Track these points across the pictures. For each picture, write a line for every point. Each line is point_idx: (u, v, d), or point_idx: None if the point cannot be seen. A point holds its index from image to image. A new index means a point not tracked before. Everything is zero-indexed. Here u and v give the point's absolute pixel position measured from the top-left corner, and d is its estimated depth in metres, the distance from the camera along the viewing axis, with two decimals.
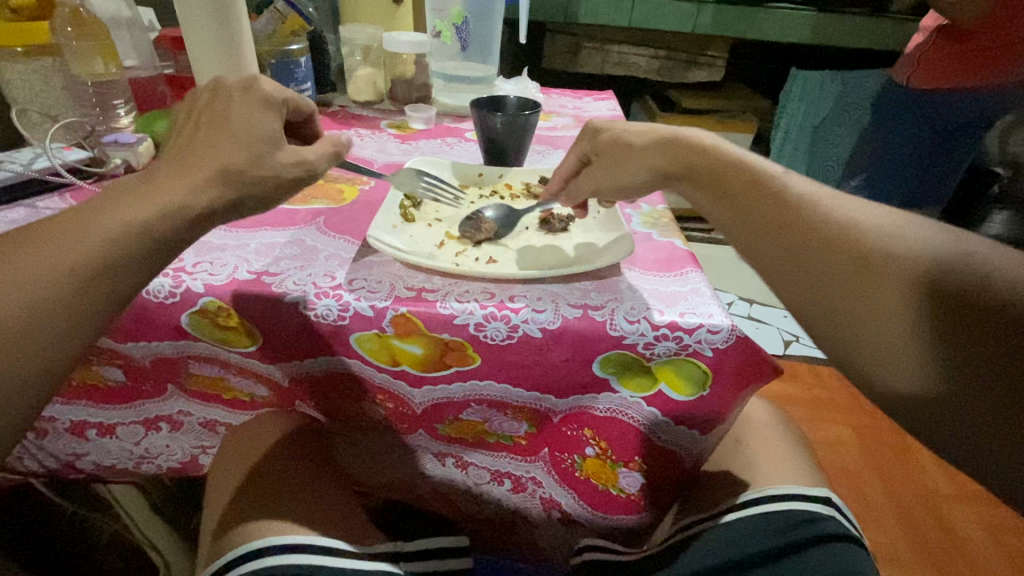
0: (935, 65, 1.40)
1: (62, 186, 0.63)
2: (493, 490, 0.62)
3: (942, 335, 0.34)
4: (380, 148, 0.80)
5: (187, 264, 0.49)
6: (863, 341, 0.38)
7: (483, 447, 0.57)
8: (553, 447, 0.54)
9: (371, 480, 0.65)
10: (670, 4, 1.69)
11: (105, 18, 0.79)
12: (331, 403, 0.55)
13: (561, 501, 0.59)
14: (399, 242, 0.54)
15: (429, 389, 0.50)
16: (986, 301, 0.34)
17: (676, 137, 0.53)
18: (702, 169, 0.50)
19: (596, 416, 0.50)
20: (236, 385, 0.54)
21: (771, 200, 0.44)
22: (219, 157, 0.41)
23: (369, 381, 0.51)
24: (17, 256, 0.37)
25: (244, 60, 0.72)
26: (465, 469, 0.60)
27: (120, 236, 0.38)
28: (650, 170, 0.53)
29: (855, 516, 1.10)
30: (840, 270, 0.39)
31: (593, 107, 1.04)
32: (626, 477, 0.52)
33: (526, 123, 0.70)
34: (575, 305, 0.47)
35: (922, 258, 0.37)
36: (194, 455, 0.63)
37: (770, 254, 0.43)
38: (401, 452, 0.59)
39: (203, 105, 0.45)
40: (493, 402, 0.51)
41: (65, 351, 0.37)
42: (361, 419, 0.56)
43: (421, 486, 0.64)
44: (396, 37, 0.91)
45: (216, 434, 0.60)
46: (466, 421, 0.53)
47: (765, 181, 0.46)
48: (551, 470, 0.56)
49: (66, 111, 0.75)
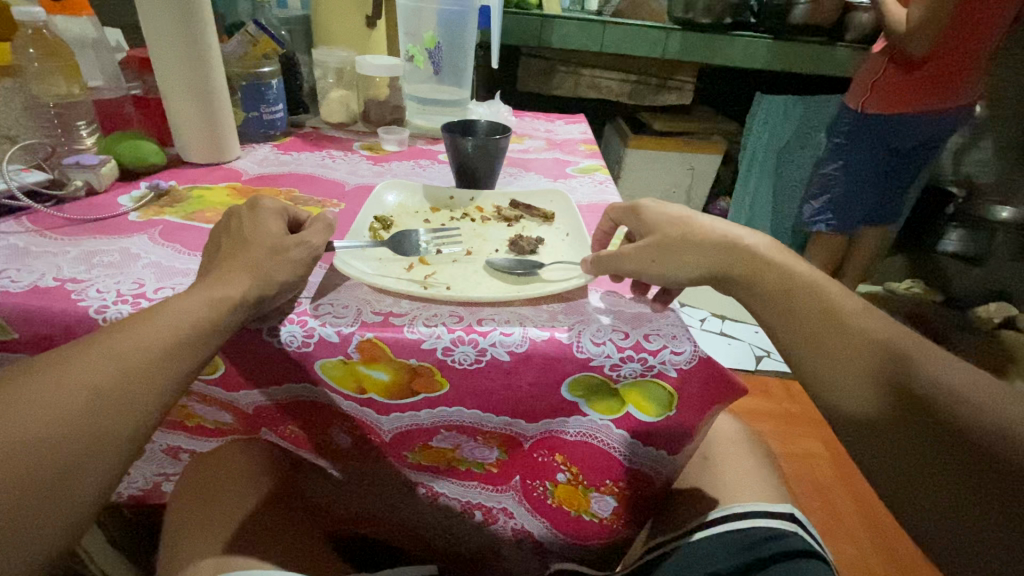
0: (886, 93, 1.47)
1: (19, 210, 0.61)
2: (465, 519, 0.61)
3: (928, 451, 0.35)
4: (352, 169, 0.80)
5: (148, 289, 0.49)
6: (878, 456, 0.38)
7: (454, 474, 0.56)
8: (524, 474, 0.54)
9: (339, 510, 0.63)
10: (639, 30, 1.74)
11: (70, 38, 0.77)
12: (299, 432, 0.54)
13: (534, 527, 0.58)
14: (366, 265, 0.54)
15: (398, 415, 0.49)
16: (974, 439, 0.34)
17: (729, 239, 0.47)
18: (799, 298, 0.44)
19: (567, 441, 0.50)
20: (198, 413, 0.53)
21: (819, 312, 0.43)
22: (243, 261, 0.45)
23: (337, 408, 0.50)
24: (115, 339, 0.37)
25: (211, 69, 0.71)
26: (436, 497, 0.59)
27: (187, 321, 0.40)
28: (703, 270, 0.47)
29: (826, 528, 1.12)
30: (844, 356, 0.40)
31: (565, 129, 1.06)
32: (600, 500, 0.53)
33: (497, 147, 0.70)
34: (544, 327, 0.47)
35: (906, 367, 0.38)
36: (157, 482, 0.63)
37: (821, 370, 0.41)
38: (369, 481, 0.59)
39: (213, 234, 0.50)
40: (463, 428, 0.50)
41: (142, 428, 0.36)
42: (329, 449, 0.56)
43: (391, 516, 0.62)
44: (369, 59, 0.92)
45: (178, 461, 0.60)
46: (436, 450, 0.53)
47: (833, 310, 0.42)
48: (522, 500, 0.56)
49: (26, 132, 0.73)
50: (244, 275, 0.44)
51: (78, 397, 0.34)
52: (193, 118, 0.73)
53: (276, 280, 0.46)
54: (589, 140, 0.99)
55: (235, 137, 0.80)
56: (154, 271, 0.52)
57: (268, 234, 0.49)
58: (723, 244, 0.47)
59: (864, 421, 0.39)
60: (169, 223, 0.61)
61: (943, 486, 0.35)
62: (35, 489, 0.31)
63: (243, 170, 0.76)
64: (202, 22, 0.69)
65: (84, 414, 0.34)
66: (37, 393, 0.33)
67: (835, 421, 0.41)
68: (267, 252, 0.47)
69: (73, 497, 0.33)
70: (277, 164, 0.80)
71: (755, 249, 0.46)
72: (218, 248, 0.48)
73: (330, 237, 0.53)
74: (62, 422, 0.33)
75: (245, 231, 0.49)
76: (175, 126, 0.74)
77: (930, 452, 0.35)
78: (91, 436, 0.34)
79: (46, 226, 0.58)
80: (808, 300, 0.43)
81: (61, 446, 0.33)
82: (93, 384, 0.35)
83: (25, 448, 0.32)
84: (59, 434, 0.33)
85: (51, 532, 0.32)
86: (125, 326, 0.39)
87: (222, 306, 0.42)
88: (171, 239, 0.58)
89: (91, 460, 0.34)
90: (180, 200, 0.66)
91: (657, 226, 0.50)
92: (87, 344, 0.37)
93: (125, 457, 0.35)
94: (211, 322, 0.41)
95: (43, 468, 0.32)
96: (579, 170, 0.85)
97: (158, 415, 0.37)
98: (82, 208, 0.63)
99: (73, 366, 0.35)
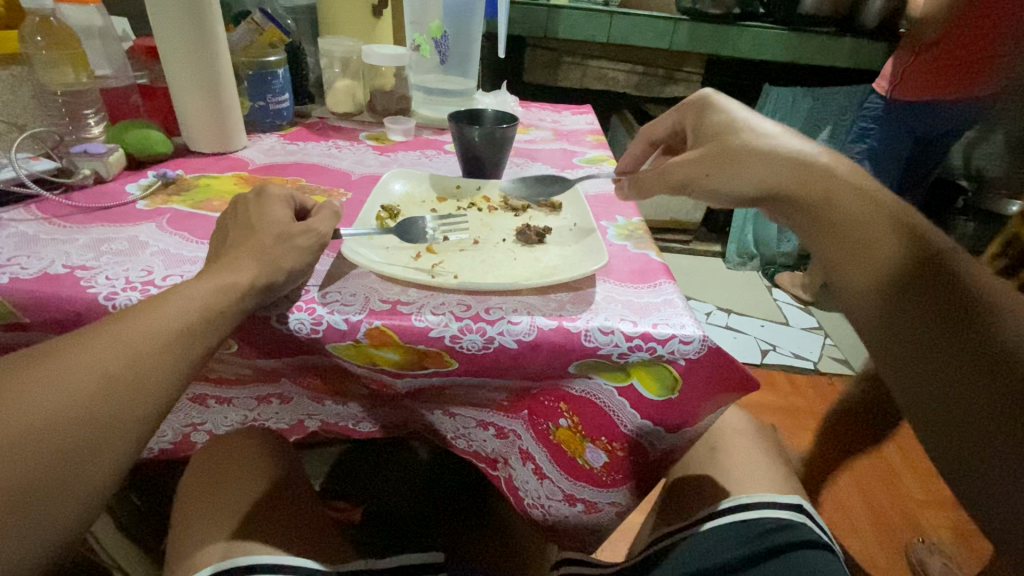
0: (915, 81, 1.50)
1: (28, 198, 0.61)
2: (478, 437, 0.60)
3: (957, 366, 0.34)
4: (359, 159, 0.80)
5: (157, 277, 0.49)
6: (904, 369, 0.37)
7: (468, 404, 0.55)
8: (533, 411, 0.54)
9: (365, 430, 0.62)
10: (647, 21, 1.72)
11: (77, 27, 0.77)
12: (319, 381, 0.54)
13: (538, 459, 0.57)
14: (373, 253, 0.54)
15: (410, 379, 0.50)
16: (1010, 356, 0.33)
17: (782, 148, 0.48)
18: (846, 214, 0.43)
19: (572, 395, 0.51)
20: (218, 367, 0.51)
21: (868, 225, 0.42)
22: (251, 249, 0.45)
23: (350, 372, 0.51)
24: (123, 326, 0.37)
25: (218, 59, 0.71)
26: (451, 418, 0.58)
27: (196, 308, 0.40)
28: (756, 183, 0.47)
29: (831, 521, 1.12)
30: (890, 268, 0.40)
31: (572, 120, 1.05)
32: (593, 451, 0.52)
33: (504, 136, 0.70)
34: (551, 316, 0.47)
35: (961, 282, 0.37)
36: (186, 434, 0.60)
37: (859, 282, 0.41)
38: (389, 407, 0.58)
39: (220, 223, 0.50)
40: (472, 386, 0.51)
41: (151, 415, 0.36)
42: (348, 392, 0.55)
43: (415, 424, 0.61)
44: (375, 49, 0.92)
45: (205, 407, 0.57)
46: (452, 396, 0.54)
47: (886, 224, 0.41)
48: (530, 430, 0.56)
49: (34, 121, 0.73)
50: (253, 267, 0.44)
51: (87, 383, 0.34)
52: (200, 108, 0.73)
53: (284, 267, 0.46)
54: (596, 131, 0.98)
55: (242, 127, 0.80)
56: (163, 259, 0.52)
57: (278, 222, 0.49)
58: (779, 156, 0.47)
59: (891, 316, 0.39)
60: (177, 212, 0.61)
61: (949, 377, 0.34)
62: (46, 472, 0.32)
63: (249, 160, 0.76)
64: (208, 11, 0.69)
65: (89, 400, 0.34)
66: (43, 379, 0.34)
67: (865, 328, 0.41)
68: (274, 240, 0.47)
69: (86, 483, 0.33)
70: (284, 154, 0.80)
71: (820, 163, 0.46)
72: (225, 236, 0.49)
73: (338, 225, 0.53)
74: (74, 408, 0.34)
75: (254, 218, 0.49)
76: (182, 115, 0.74)
77: (957, 370, 0.34)
78: (101, 423, 0.34)
79: (55, 214, 0.58)
80: (860, 214, 0.43)
81: (69, 429, 0.33)
82: (103, 369, 0.35)
83: (37, 432, 0.32)
84: (67, 419, 0.33)
85: (64, 517, 0.32)
86: (131, 313, 0.38)
87: (232, 293, 0.42)
88: (178, 228, 0.58)
89: (102, 446, 0.34)
90: (186, 189, 0.66)
91: (716, 127, 0.53)
92: (95, 331, 0.37)
93: (134, 445, 0.36)
94: (220, 309, 0.41)
95: (54, 453, 0.32)
96: (585, 160, 0.84)
97: (166, 403, 0.37)
98: (90, 196, 0.63)
99: (78, 352, 0.35)
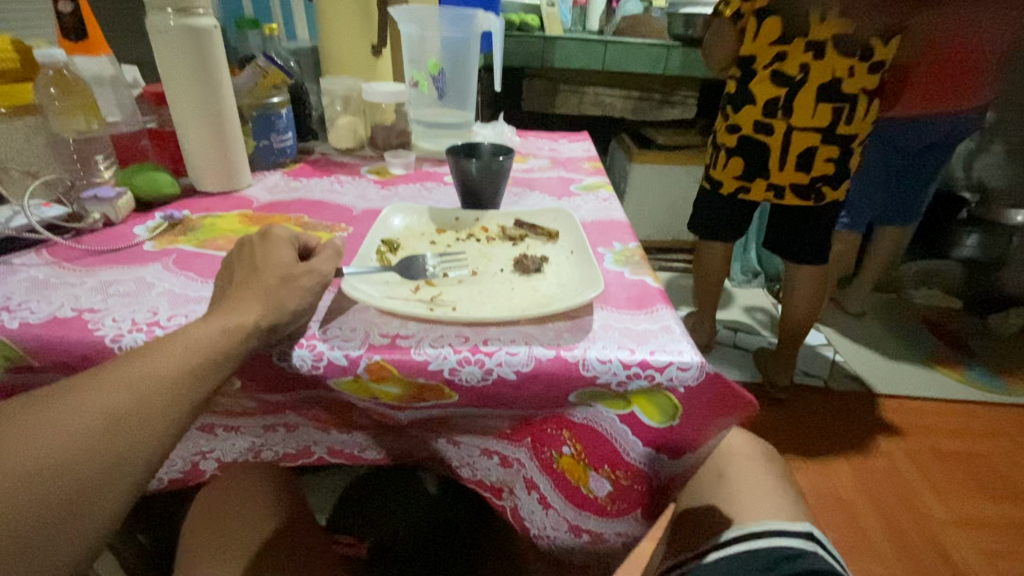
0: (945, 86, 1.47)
1: (39, 242, 0.63)
2: (482, 466, 0.60)
3: None
4: (361, 194, 0.81)
5: (163, 317, 0.50)
6: None
7: (471, 432, 0.56)
8: (537, 438, 0.54)
9: (371, 457, 0.60)
10: (641, 49, 1.79)
11: (89, 77, 0.78)
12: (323, 413, 0.54)
13: (541, 487, 0.56)
14: (373, 288, 0.55)
15: (412, 411, 0.51)
16: None
17: None
18: None
19: (574, 422, 0.51)
20: (223, 402, 0.51)
21: None
22: (254, 289, 0.47)
23: (353, 405, 0.51)
24: (132, 365, 0.38)
25: (222, 100, 0.73)
26: (456, 446, 0.58)
27: (201, 348, 0.41)
28: None
29: (850, 546, 1.09)
30: None
31: (569, 148, 1.07)
32: (596, 480, 0.52)
33: (500, 168, 0.71)
34: (549, 346, 0.47)
35: None
36: (195, 463, 0.57)
37: None
38: (392, 436, 0.58)
39: (225, 264, 0.52)
40: (474, 417, 0.51)
41: (156, 454, 0.37)
42: (353, 423, 0.56)
43: (420, 453, 0.61)
44: (375, 87, 0.95)
45: (214, 435, 0.55)
46: (454, 425, 0.54)
47: None
48: (534, 458, 0.55)
49: (48, 168, 0.76)
50: (256, 310, 0.45)
51: (97, 423, 0.35)
52: (206, 148, 0.76)
53: (287, 307, 0.47)
54: (593, 158, 1.00)
55: (247, 166, 0.82)
56: (168, 299, 0.53)
57: (281, 262, 0.50)
58: None
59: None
60: (182, 252, 0.63)
61: None
62: (53, 513, 0.32)
63: (253, 198, 0.78)
64: (213, 55, 0.71)
65: (97, 441, 0.35)
66: (50, 418, 0.34)
67: None
68: (279, 279, 0.48)
69: (91, 525, 0.33)
70: (287, 191, 0.81)
71: None
72: (230, 277, 0.50)
73: (339, 263, 0.54)
74: (83, 449, 0.34)
75: (257, 257, 0.50)
76: (190, 158, 0.77)
77: None
78: (107, 463, 0.34)
79: (65, 258, 0.60)
80: None
81: (74, 467, 0.33)
82: (113, 409, 0.36)
83: (45, 474, 0.32)
84: (71, 458, 0.33)
85: (66, 560, 0.33)
86: (139, 353, 0.39)
87: (237, 333, 0.43)
88: (184, 268, 0.59)
89: (107, 489, 0.34)
90: (193, 229, 0.68)
91: None
92: (107, 369, 0.38)
93: (136, 489, 0.36)
94: (227, 349, 0.42)
95: (61, 496, 0.33)
96: (582, 188, 0.86)
97: (169, 444, 0.38)
98: (100, 239, 0.65)
99: (85, 392, 0.36)
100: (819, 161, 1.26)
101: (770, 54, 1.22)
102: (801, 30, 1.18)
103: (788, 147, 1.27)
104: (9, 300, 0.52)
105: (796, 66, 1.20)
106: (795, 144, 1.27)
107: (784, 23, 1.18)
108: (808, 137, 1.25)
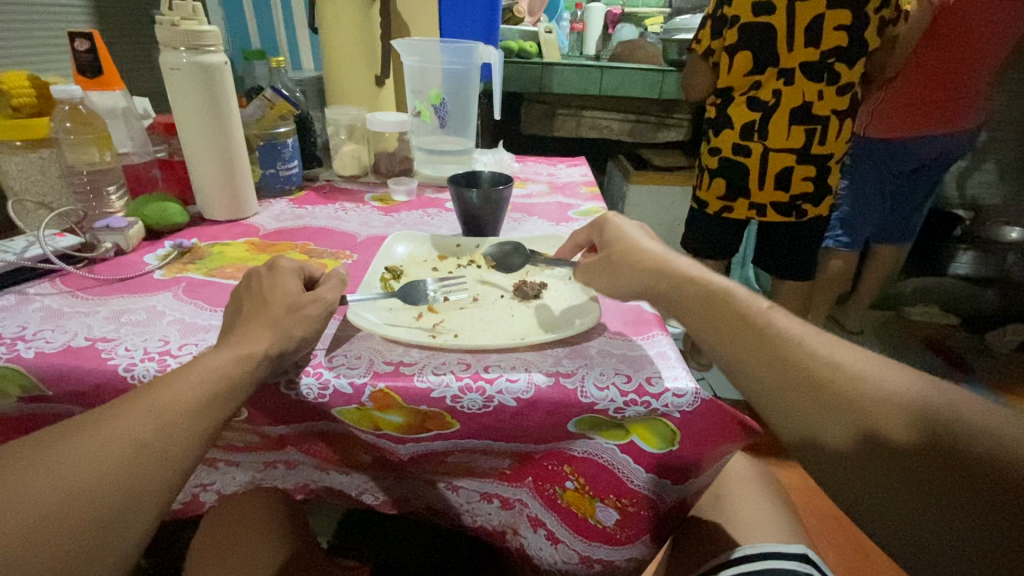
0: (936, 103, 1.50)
1: (53, 272, 0.64)
2: (481, 510, 0.61)
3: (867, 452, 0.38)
4: (365, 221, 0.84)
5: (174, 346, 0.52)
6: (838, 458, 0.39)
7: (471, 474, 0.57)
8: (537, 477, 0.55)
9: (370, 501, 0.63)
10: (636, 75, 1.84)
11: (103, 110, 0.80)
12: (327, 450, 0.56)
13: (548, 523, 0.57)
14: (376, 316, 0.57)
15: (414, 444, 0.52)
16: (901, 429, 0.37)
17: (662, 264, 0.51)
18: (727, 313, 0.45)
19: (575, 457, 0.52)
20: (228, 436, 0.53)
21: (737, 315, 0.45)
22: (264, 319, 0.48)
23: (357, 438, 0.52)
24: (151, 397, 0.40)
25: (230, 130, 0.76)
26: (455, 491, 0.60)
27: (214, 379, 0.42)
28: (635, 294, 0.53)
29: (852, 566, 1.08)
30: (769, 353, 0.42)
31: (567, 173, 1.10)
32: (604, 510, 0.53)
33: (500, 197, 0.73)
34: (549, 373, 0.49)
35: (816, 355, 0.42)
36: (196, 493, 0.58)
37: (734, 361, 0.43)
38: (394, 479, 0.60)
39: (235, 295, 0.53)
40: (475, 450, 0.52)
41: (173, 485, 0.38)
42: (354, 463, 0.57)
43: (417, 500, 0.63)
44: (379, 117, 0.98)
45: (216, 468, 0.57)
46: (453, 465, 0.55)
47: (750, 316, 0.45)
48: (536, 497, 0.56)
49: (60, 198, 0.78)
50: (265, 340, 0.46)
51: (118, 456, 0.36)
52: (214, 178, 0.78)
53: (294, 335, 0.48)
54: (590, 183, 1.02)
55: (253, 195, 0.84)
56: (179, 328, 0.55)
57: (289, 293, 0.52)
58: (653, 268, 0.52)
59: (850, 472, 0.38)
60: (192, 280, 0.64)
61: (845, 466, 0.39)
62: (74, 544, 0.33)
63: (260, 226, 0.80)
64: (223, 88, 0.74)
65: (118, 471, 0.36)
66: (74, 449, 0.35)
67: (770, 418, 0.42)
68: (288, 310, 0.50)
69: (107, 556, 0.34)
70: (293, 219, 0.84)
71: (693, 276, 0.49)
72: (240, 308, 0.51)
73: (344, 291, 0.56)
74: (104, 480, 0.35)
75: (265, 288, 0.52)
76: (199, 188, 0.79)
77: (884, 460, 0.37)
78: (128, 493, 0.35)
79: (78, 287, 0.62)
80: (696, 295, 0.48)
81: (96, 498, 0.34)
82: (135, 439, 0.37)
83: (66, 505, 0.33)
84: (92, 490, 0.34)
85: None
86: (156, 385, 0.41)
87: (248, 362, 0.44)
88: (194, 296, 0.61)
89: (125, 520, 0.35)
90: (202, 257, 0.70)
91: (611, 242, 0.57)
92: (127, 401, 0.39)
93: (151, 519, 0.36)
94: (239, 378, 0.43)
95: (84, 527, 0.33)
96: (580, 213, 0.87)
97: (184, 473, 0.39)
98: (111, 268, 0.66)
99: (106, 424, 0.37)
100: (794, 179, 1.37)
101: (745, 83, 1.33)
102: (773, 60, 1.28)
103: (765, 167, 1.37)
104: (25, 330, 0.53)
105: (769, 91, 1.31)
106: (772, 163, 1.36)
107: (754, 57, 1.29)
108: (785, 157, 1.35)
